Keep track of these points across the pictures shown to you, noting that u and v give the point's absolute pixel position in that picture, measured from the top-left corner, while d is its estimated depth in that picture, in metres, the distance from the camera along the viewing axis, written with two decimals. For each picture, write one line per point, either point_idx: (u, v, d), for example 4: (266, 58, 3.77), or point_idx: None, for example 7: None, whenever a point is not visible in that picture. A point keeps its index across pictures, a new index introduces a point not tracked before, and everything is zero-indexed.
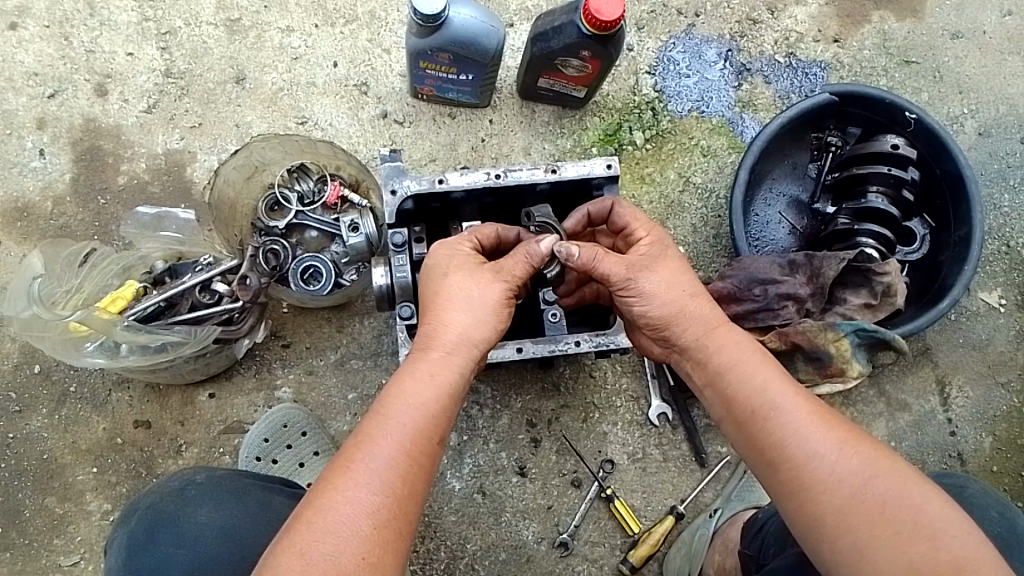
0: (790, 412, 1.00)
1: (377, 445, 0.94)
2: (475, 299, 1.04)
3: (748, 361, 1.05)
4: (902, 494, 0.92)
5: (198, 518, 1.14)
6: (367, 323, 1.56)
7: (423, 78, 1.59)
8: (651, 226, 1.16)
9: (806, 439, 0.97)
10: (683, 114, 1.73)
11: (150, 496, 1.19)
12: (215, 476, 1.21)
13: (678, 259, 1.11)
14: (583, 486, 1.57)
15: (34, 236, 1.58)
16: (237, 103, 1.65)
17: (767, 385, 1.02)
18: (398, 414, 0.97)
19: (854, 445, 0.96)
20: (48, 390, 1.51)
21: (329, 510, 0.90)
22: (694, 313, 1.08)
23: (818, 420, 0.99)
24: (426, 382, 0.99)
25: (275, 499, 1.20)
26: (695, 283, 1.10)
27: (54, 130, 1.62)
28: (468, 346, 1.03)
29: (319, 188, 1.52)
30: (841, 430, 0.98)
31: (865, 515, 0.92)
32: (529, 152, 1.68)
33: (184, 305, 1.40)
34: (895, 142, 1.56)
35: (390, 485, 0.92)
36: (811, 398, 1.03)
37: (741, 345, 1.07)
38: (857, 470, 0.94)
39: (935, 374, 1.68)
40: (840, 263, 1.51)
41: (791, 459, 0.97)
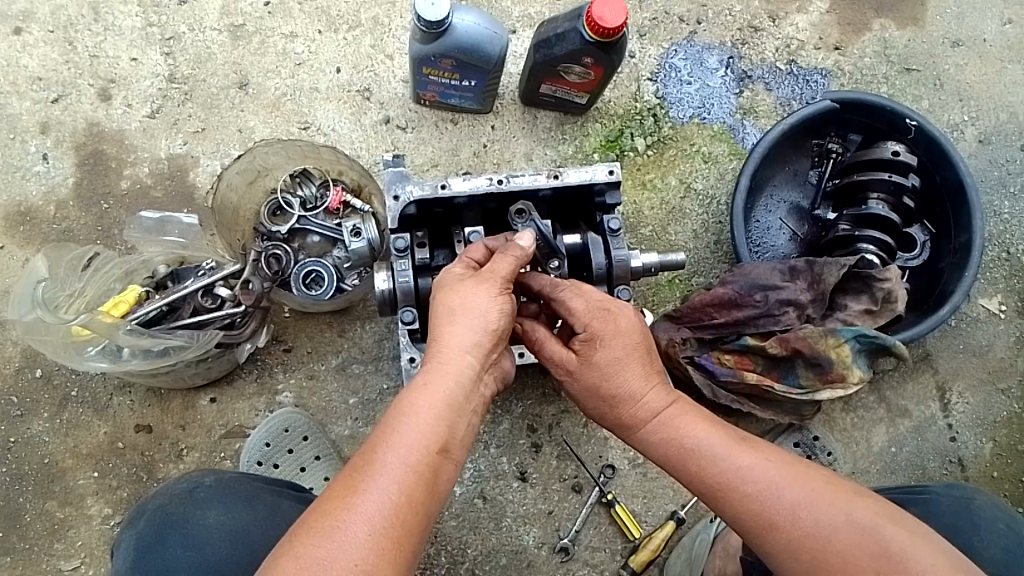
0: (740, 479, 1.01)
1: (383, 454, 0.94)
2: (466, 307, 1.04)
3: (686, 440, 1.06)
4: (866, 534, 0.94)
5: (206, 520, 1.14)
6: (368, 328, 1.57)
7: (426, 84, 1.60)
8: (585, 316, 1.09)
9: (762, 504, 0.99)
10: (684, 121, 1.74)
11: (158, 498, 1.19)
12: (225, 479, 1.21)
13: (605, 359, 1.09)
14: (583, 491, 1.57)
15: (37, 240, 1.58)
16: (240, 108, 1.65)
17: (711, 460, 1.04)
18: (407, 423, 0.96)
19: (801, 507, 0.98)
20: (49, 394, 1.52)
21: (335, 520, 0.90)
22: (626, 416, 1.10)
23: (762, 484, 1.00)
24: (433, 395, 0.99)
25: (282, 503, 1.20)
26: (626, 376, 1.09)
27: (57, 134, 1.62)
28: (470, 349, 1.03)
29: (321, 194, 1.52)
30: (794, 481, 1.00)
31: (838, 565, 0.94)
32: (531, 158, 1.69)
33: (186, 310, 1.40)
34: (895, 149, 1.57)
35: (395, 496, 0.92)
36: (753, 455, 1.03)
37: (681, 425, 1.08)
38: (819, 522, 0.96)
39: (936, 380, 1.68)
40: (840, 270, 1.52)
41: (756, 527, 0.99)
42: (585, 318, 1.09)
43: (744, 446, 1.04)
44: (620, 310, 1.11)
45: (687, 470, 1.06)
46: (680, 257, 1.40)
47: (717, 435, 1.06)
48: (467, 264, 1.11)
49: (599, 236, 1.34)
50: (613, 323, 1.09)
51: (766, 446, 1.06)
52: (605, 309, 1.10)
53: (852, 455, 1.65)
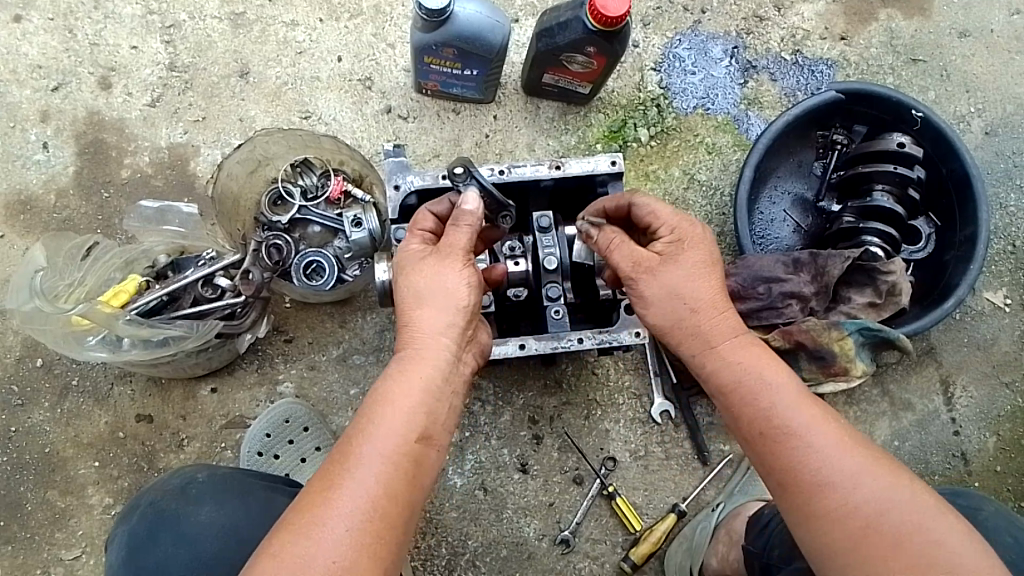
0: (800, 423, 0.97)
1: (360, 451, 0.93)
2: (433, 287, 1.03)
3: (757, 373, 1.01)
4: (913, 512, 0.90)
5: (197, 517, 1.13)
6: (369, 319, 1.56)
7: (427, 73, 1.58)
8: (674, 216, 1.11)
9: (817, 454, 0.95)
10: (688, 111, 1.72)
11: (151, 495, 1.19)
12: (217, 474, 1.20)
13: (695, 260, 1.06)
14: (584, 483, 1.56)
15: (37, 229, 1.58)
16: (241, 97, 1.64)
17: (773, 396, 0.99)
18: (384, 416, 0.96)
19: (865, 472, 0.93)
20: (50, 384, 1.51)
21: (315, 519, 0.89)
22: (705, 326, 1.05)
23: (829, 440, 0.95)
24: (409, 383, 0.98)
25: (279, 497, 1.18)
26: (704, 286, 1.06)
27: (57, 122, 1.61)
28: (443, 328, 1.02)
29: (322, 183, 1.52)
30: (849, 447, 0.95)
31: (876, 537, 0.89)
32: (533, 148, 1.68)
33: (186, 300, 1.39)
34: (901, 141, 1.56)
35: (374, 490, 0.91)
36: (823, 413, 0.99)
37: (753, 354, 1.03)
38: (865, 486, 0.92)
39: (939, 373, 1.67)
40: (844, 262, 1.50)
41: (801, 477, 0.95)
42: (672, 221, 1.10)
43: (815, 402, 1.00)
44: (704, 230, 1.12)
45: (748, 396, 1.01)
46: None
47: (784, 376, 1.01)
48: (423, 239, 1.11)
49: None
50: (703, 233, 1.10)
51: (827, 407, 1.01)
52: (690, 223, 1.10)
53: None
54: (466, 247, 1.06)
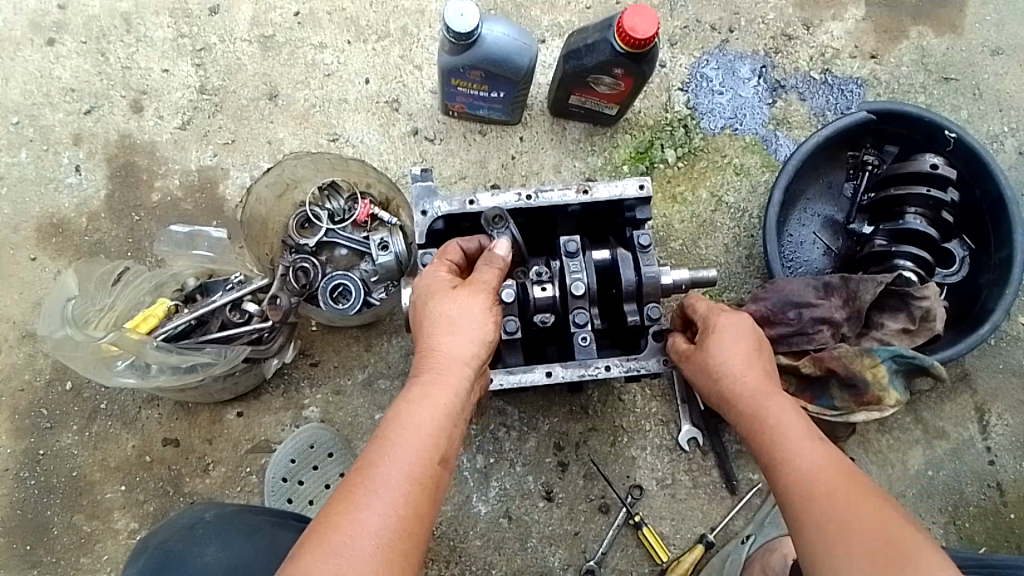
0: (798, 460, 0.97)
1: (379, 469, 0.92)
2: (459, 318, 1.05)
3: (763, 414, 1.03)
4: (900, 546, 0.87)
5: (203, 558, 1.13)
6: (395, 343, 1.56)
7: (454, 95, 1.59)
8: (710, 307, 1.18)
9: (811, 486, 0.94)
10: (716, 132, 1.71)
11: (160, 534, 1.18)
12: (224, 513, 1.19)
13: (720, 327, 1.12)
14: (610, 513, 1.55)
15: (69, 252, 1.59)
16: (270, 119, 1.66)
17: (777, 428, 1.01)
18: (408, 437, 0.95)
19: (848, 500, 0.92)
20: (79, 407, 1.53)
21: (336, 535, 0.87)
22: (726, 387, 1.08)
23: (822, 472, 0.95)
24: (427, 403, 0.99)
25: (286, 535, 1.16)
26: (732, 350, 1.09)
27: (90, 146, 1.63)
28: (463, 357, 1.04)
29: (349, 207, 1.52)
30: (845, 486, 0.93)
31: (855, 569, 0.87)
32: (560, 170, 1.67)
33: (213, 324, 1.40)
34: (934, 162, 1.54)
35: (395, 507, 0.90)
36: (829, 453, 0.98)
37: (771, 403, 1.04)
38: (842, 516, 0.91)
39: (974, 401, 1.64)
40: (877, 287, 1.48)
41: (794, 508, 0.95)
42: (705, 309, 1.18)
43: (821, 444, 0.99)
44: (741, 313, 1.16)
45: (756, 436, 1.03)
46: (713, 274, 1.37)
47: (798, 420, 1.02)
48: (448, 269, 1.14)
49: (630, 253, 1.32)
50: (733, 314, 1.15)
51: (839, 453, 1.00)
52: (721, 308, 1.17)
53: (887, 477, 1.61)
54: (494, 286, 1.10)
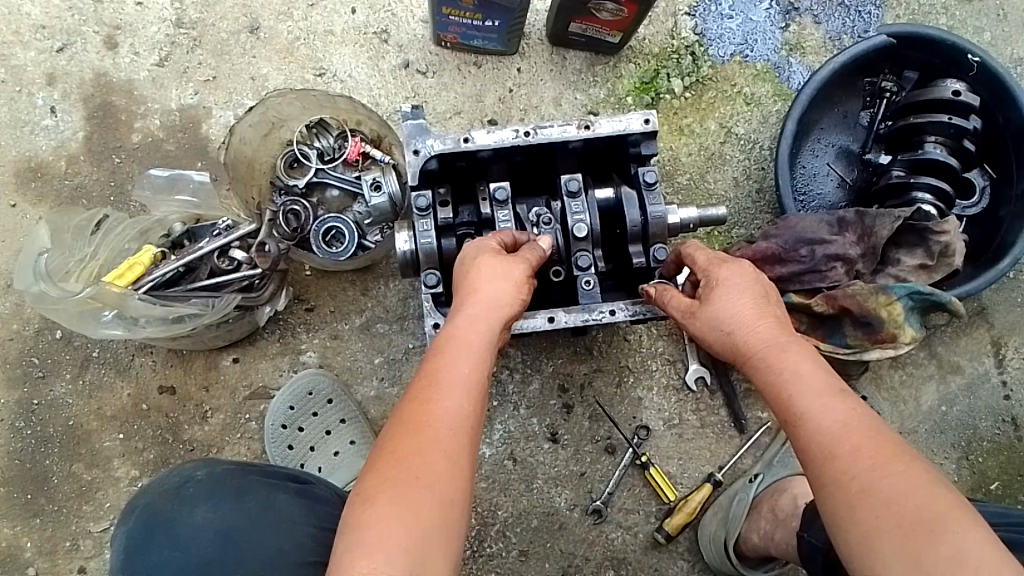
0: (818, 420, 0.91)
1: (428, 426, 0.91)
2: (498, 279, 1.04)
3: (781, 371, 0.97)
4: (928, 507, 0.81)
5: (194, 519, 1.08)
6: (391, 286, 1.51)
7: (446, 25, 1.50)
8: (711, 256, 1.11)
9: (832, 446, 0.89)
10: (725, 59, 1.61)
11: (149, 493, 1.14)
12: (217, 471, 1.14)
13: (724, 281, 1.06)
14: (617, 453, 1.52)
15: (49, 197, 1.53)
16: (252, 54, 1.57)
17: (797, 386, 0.95)
18: (445, 397, 0.93)
19: (872, 458, 0.86)
20: (70, 356, 1.49)
21: (390, 494, 0.85)
22: (737, 344, 1.03)
23: (849, 431, 0.89)
24: (463, 355, 0.97)
25: (279, 498, 1.10)
26: (739, 305, 1.03)
27: (65, 86, 1.55)
28: (503, 311, 1.02)
29: (339, 145, 1.47)
30: (870, 446, 0.87)
31: (878, 534, 0.82)
32: (560, 103, 1.59)
33: (203, 271, 1.35)
34: (957, 88, 1.46)
35: (444, 463, 0.88)
36: (854, 407, 0.92)
37: (788, 357, 0.98)
38: (867, 478, 0.85)
39: (990, 335, 1.58)
40: (894, 222, 1.41)
41: (815, 469, 0.90)
42: (705, 260, 1.11)
43: (846, 397, 0.93)
44: (742, 262, 1.09)
45: (774, 392, 0.97)
46: (722, 211, 1.31)
47: (820, 375, 0.96)
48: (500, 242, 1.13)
49: (634, 191, 1.26)
50: (737, 265, 1.08)
51: (867, 408, 0.93)
52: (723, 259, 1.10)
53: (900, 414, 1.57)
54: (536, 258, 1.11)
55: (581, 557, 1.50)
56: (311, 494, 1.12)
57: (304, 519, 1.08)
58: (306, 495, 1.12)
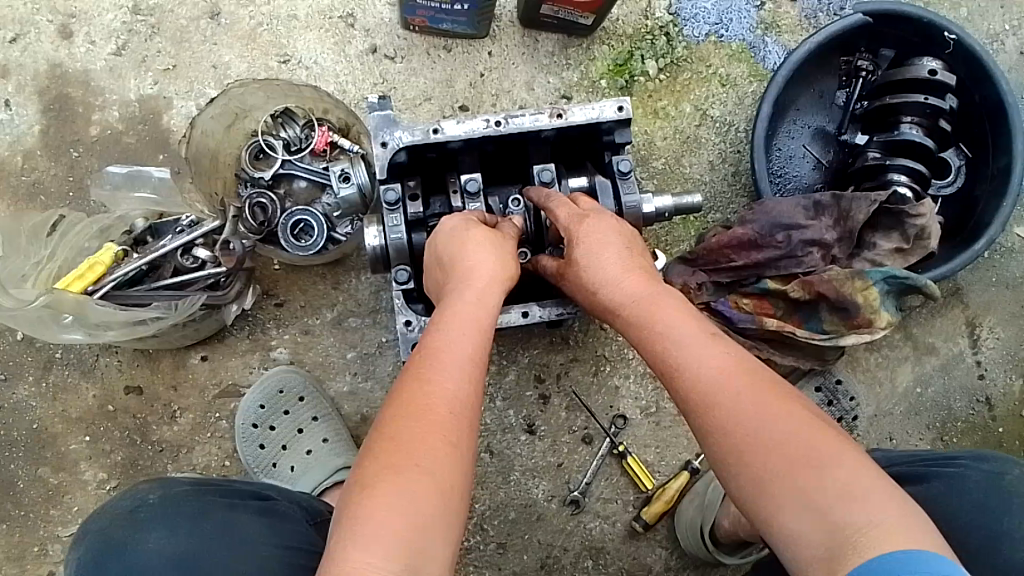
0: (695, 366, 0.89)
1: (430, 410, 0.85)
2: (488, 253, 1.02)
3: (656, 324, 0.95)
4: (813, 443, 0.80)
5: (146, 545, 1.04)
6: (363, 280, 1.48)
7: (413, 8, 1.45)
8: (568, 206, 1.09)
9: (711, 391, 0.86)
10: (699, 40, 1.58)
11: (98, 518, 1.09)
12: (171, 494, 1.10)
13: (586, 232, 1.04)
14: (594, 443, 1.51)
15: (5, 193, 1.47)
16: (213, 41, 1.51)
17: (672, 336, 0.92)
18: (444, 377, 0.89)
19: (750, 396, 0.84)
20: (34, 357, 1.45)
21: (392, 484, 0.80)
22: (607, 299, 1.01)
23: (728, 373, 0.87)
24: (454, 329, 0.93)
25: (238, 517, 1.07)
26: (603, 259, 1.02)
27: (18, 78, 1.49)
28: (499, 287, 1.00)
29: (306, 135, 1.43)
30: (749, 386, 0.85)
31: (770, 476, 0.80)
32: (532, 87, 1.55)
33: (167, 270, 1.33)
34: (933, 67, 1.44)
35: (444, 451, 0.83)
36: (729, 349, 0.90)
37: (656, 308, 0.96)
38: (750, 419, 0.83)
39: (966, 315, 1.59)
40: (870, 206, 1.40)
41: (697, 417, 0.87)
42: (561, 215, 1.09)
43: (721, 340, 0.91)
44: (598, 212, 1.07)
45: (648, 341, 0.95)
46: (696, 199, 1.29)
47: (689, 322, 0.93)
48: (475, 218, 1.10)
49: (608, 179, 1.24)
50: (596, 217, 1.06)
51: (739, 347, 0.92)
52: (582, 209, 1.08)
53: (875, 397, 1.57)
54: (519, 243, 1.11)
55: (560, 547, 1.50)
56: (272, 512, 1.10)
57: (266, 541, 1.05)
58: (268, 513, 1.10)
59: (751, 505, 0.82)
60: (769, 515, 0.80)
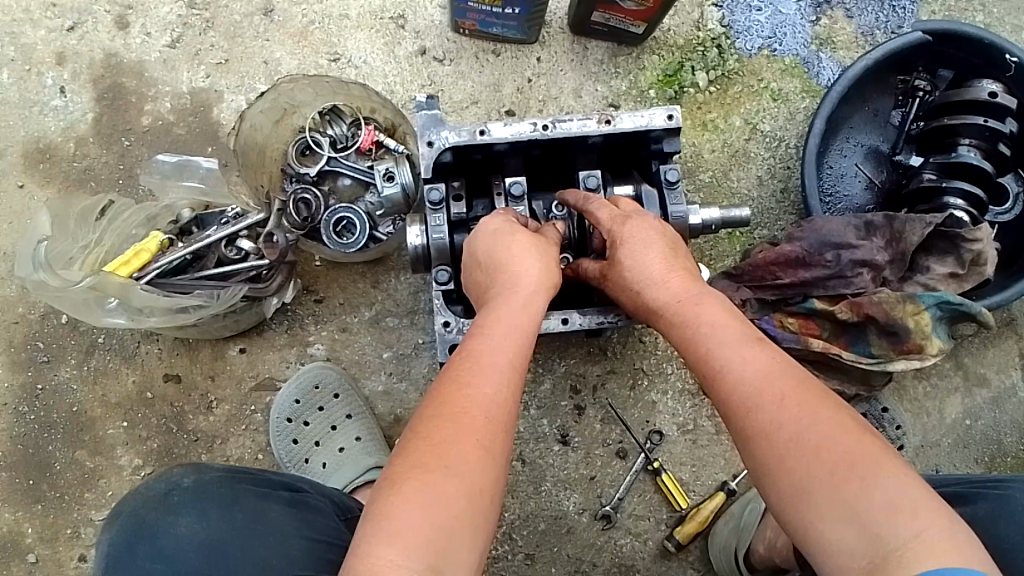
0: (737, 369, 0.86)
1: (463, 408, 0.84)
2: (530, 256, 1.01)
3: (699, 325, 0.92)
4: (858, 451, 0.76)
5: (177, 530, 1.04)
6: (402, 280, 1.47)
7: (464, 11, 1.45)
8: (614, 209, 1.08)
9: (752, 395, 0.83)
10: (752, 53, 1.56)
11: (132, 500, 1.09)
12: (205, 479, 1.09)
13: (632, 234, 1.03)
14: (628, 457, 1.48)
15: (57, 179, 1.49)
16: (265, 37, 1.53)
17: (715, 339, 0.90)
18: (479, 375, 0.87)
19: (793, 401, 0.81)
20: (75, 341, 1.47)
21: (420, 480, 0.78)
22: (650, 300, 0.99)
23: (772, 377, 0.84)
24: (497, 333, 0.92)
25: (271, 509, 1.06)
26: (646, 259, 1.00)
27: (74, 66, 1.52)
28: (546, 292, 0.99)
29: (352, 133, 1.42)
30: (792, 391, 0.82)
31: (809, 484, 0.76)
32: (580, 94, 1.54)
33: (210, 260, 1.33)
34: (993, 89, 1.40)
35: (474, 447, 0.82)
36: (774, 354, 0.87)
37: (699, 310, 0.94)
38: (793, 424, 0.79)
39: (1020, 347, 1.53)
40: (925, 228, 1.36)
41: (737, 421, 0.84)
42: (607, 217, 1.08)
43: (766, 345, 0.89)
44: (643, 215, 1.06)
45: (689, 345, 0.93)
46: (745, 212, 1.26)
47: (733, 325, 0.91)
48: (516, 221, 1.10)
49: (655, 189, 1.21)
50: (642, 220, 1.05)
51: (785, 353, 0.89)
52: (627, 212, 1.07)
53: (922, 426, 1.51)
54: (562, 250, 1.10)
55: (588, 563, 1.46)
56: (303, 504, 1.09)
57: (297, 533, 1.04)
58: (300, 505, 1.08)
59: (789, 514, 0.78)
60: (806, 524, 0.76)
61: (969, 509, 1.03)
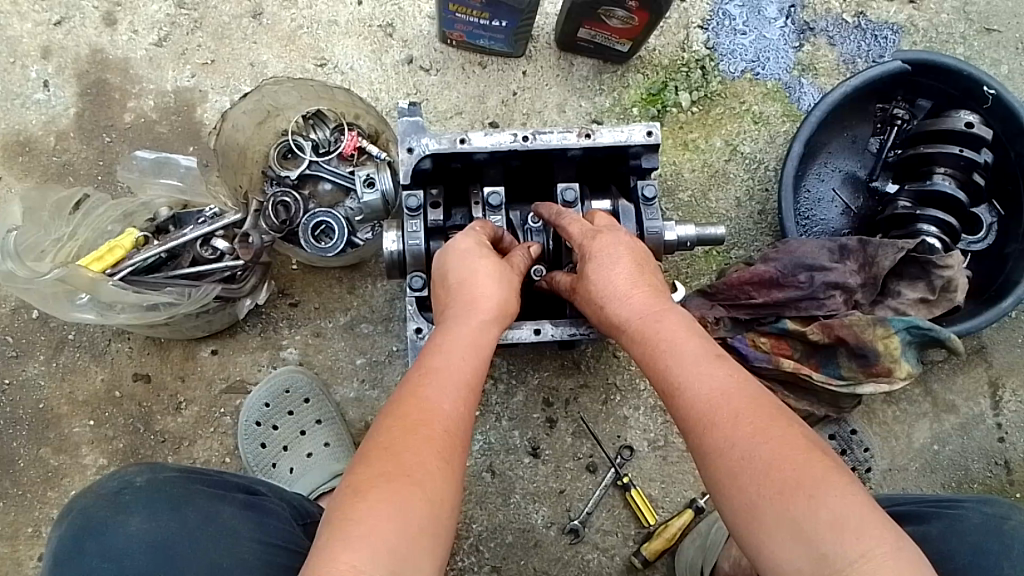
0: (696, 386, 0.87)
1: (418, 422, 0.84)
2: (487, 272, 1.03)
3: (662, 341, 0.93)
4: (809, 470, 0.76)
5: (127, 528, 1.02)
6: (379, 286, 1.47)
7: (452, 23, 1.46)
8: (584, 224, 1.09)
9: (709, 411, 0.84)
10: (735, 75, 1.58)
11: (83, 498, 1.08)
12: (157, 479, 1.09)
13: (601, 248, 1.04)
14: (598, 472, 1.48)
15: (35, 172, 1.49)
16: (253, 39, 1.53)
17: (677, 355, 0.91)
18: (434, 388, 0.88)
19: (748, 419, 0.82)
20: (46, 336, 1.45)
21: (375, 493, 0.77)
22: (614, 314, 1.00)
23: (729, 394, 0.84)
24: (455, 351, 0.93)
25: (223, 511, 1.05)
26: (613, 274, 1.01)
27: (59, 60, 1.52)
28: (500, 312, 1.01)
29: (335, 138, 1.43)
30: (748, 408, 0.83)
31: (760, 501, 0.77)
32: (564, 109, 1.55)
33: (185, 258, 1.33)
34: (970, 120, 1.42)
35: (429, 460, 0.81)
36: (734, 372, 0.88)
37: (662, 326, 0.94)
38: (747, 442, 0.80)
39: (988, 375, 1.55)
40: (897, 253, 1.37)
41: (694, 437, 0.85)
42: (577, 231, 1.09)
43: (726, 363, 0.89)
44: (613, 231, 1.07)
45: (651, 360, 0.94)
46: (720, 231, 1.27)
47: (695, 342, 0.92)
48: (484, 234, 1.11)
49: (632, 205, 1.22)
50: (611, 235, 1.06)
51: (744, 371, 0.89)
52: (597, 227, 1.08)
53: (890, 451, 1.52)
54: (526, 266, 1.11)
55: None
56: (260, 507, 1.08)
57: (252, 537, 1.03)
58: (253, 508, 1.07)
59: (740, 530, 0.78)
60: (755, 541, 0.76)
61: (927, 533, 1.04)
